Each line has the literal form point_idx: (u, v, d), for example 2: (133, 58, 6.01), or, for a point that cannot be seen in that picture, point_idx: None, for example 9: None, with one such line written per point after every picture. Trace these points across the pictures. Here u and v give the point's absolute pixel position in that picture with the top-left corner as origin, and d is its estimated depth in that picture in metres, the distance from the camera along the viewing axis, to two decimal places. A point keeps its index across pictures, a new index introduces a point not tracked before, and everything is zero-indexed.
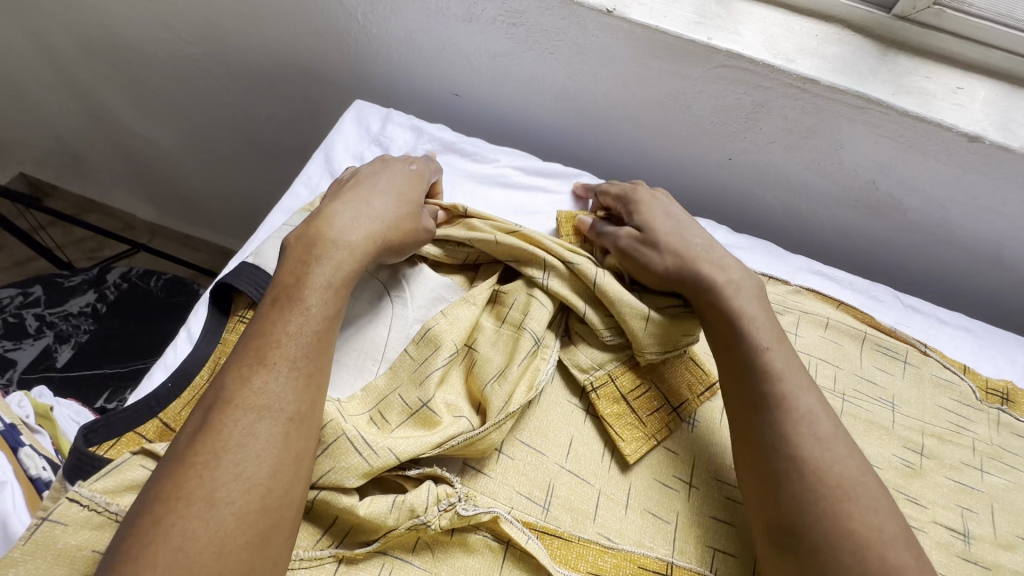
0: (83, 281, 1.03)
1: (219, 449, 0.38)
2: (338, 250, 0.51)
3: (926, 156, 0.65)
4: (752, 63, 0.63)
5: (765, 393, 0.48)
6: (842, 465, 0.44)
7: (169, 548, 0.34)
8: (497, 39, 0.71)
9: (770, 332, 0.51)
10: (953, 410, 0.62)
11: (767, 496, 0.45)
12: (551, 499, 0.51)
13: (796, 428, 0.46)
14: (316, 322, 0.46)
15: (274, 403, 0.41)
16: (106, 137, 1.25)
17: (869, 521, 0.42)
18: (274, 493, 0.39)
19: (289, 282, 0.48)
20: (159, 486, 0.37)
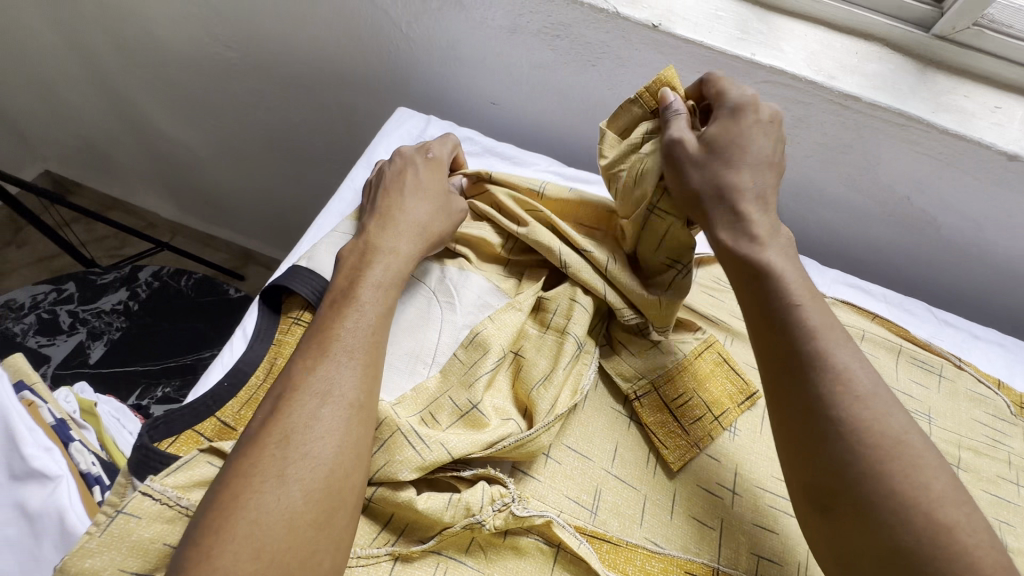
0: (116, 279, 1.04)
1: (288, 431, 0.39)
2: (387, 255, 0.52)
3: (963, 173, 0.66)
4: (795, 79, 0.64)
5: (803, 348, 0.43)
6: (888, 421, 0.40)
7: (243, 520, 0.35)
8: (541, 50, 0.72)
9: (804, 285, 0.46)
10: (989, 424, 0.62)
11: (806, 455, 0.41)
12: (599, 503, 0.51)
13: (833, 381, 0.41)
14: (372, 315, 0.47)
15: (336, 388, 0.41)
16: (136, 137, 1.26)
17: (921, 480, 0.38)
18: (338, 475, 0.39)
19: (346, 283, 0.50)
20: (230, 466, 0.38)
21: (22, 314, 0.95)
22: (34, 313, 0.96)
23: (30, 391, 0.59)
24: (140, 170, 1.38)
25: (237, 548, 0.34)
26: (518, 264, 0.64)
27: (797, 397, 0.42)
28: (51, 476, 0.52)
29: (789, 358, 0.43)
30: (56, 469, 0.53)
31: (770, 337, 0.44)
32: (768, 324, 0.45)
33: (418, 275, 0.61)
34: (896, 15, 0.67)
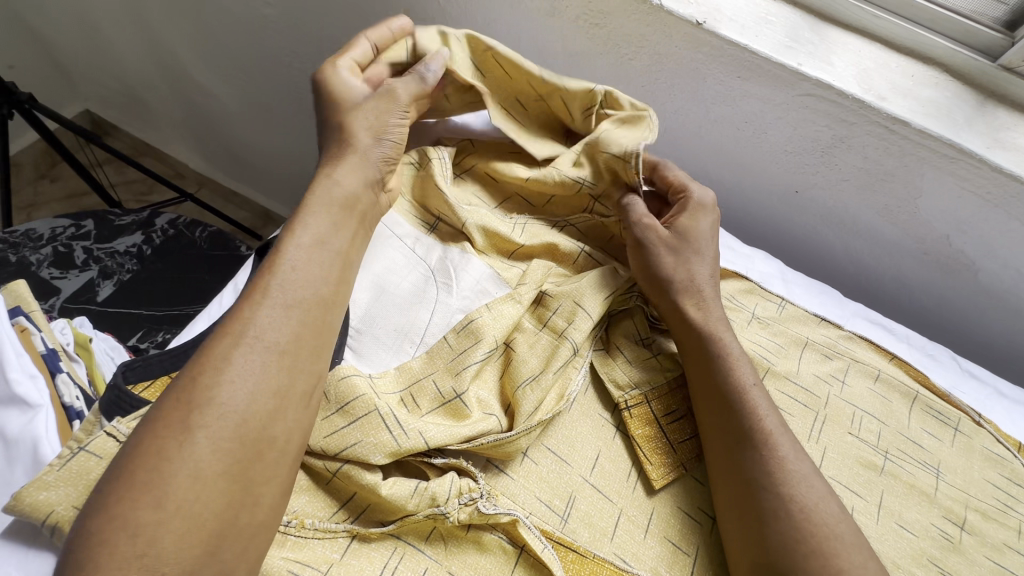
0: (133, 222, 1.05)
1: (197, 375, 0.38)
2: (326, 186, 0.51)
3: (1011, 217, 0.61)
4: (841, 96, 0.60)
5: (750, 427, 0.49)
6: (826, 501, 0.46)
7: (145, 467, 0.35)
8: (578, 38, 0.69)
9: (749, 368, 0.53)
10: (1002, 487, 0.58)
11: (753, 529, 0.45)
12: (571, 511, 0.49)
13: (785, 466, 0.47)
14: (306, 255, 0.46)
15: (255, 333, 0.40)
16: (172, 86, 1.28)
17: (854, 561, 0.43)
18: (252, 423, 0.38)
19: (286, 224, 0.48)
20: (147, 413, 0.38)
21: (39, 244, 0.97)
22: (51, 245, 0.98)
23: (25, 317, 0.60)
24: (174, 119, 1.40)
25: (139, 494, 0.34)
26: (522, 256, 0.62)
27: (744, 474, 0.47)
28: (32, 404, 0.52)
29: (737, 440, 0.49)
30: (38, 398, 0.53)
31: (718, 420, 0.51)
32: (724, 404, 0.51)
33: (419, 252, 0.60)
34: (962, 39, 0.62)
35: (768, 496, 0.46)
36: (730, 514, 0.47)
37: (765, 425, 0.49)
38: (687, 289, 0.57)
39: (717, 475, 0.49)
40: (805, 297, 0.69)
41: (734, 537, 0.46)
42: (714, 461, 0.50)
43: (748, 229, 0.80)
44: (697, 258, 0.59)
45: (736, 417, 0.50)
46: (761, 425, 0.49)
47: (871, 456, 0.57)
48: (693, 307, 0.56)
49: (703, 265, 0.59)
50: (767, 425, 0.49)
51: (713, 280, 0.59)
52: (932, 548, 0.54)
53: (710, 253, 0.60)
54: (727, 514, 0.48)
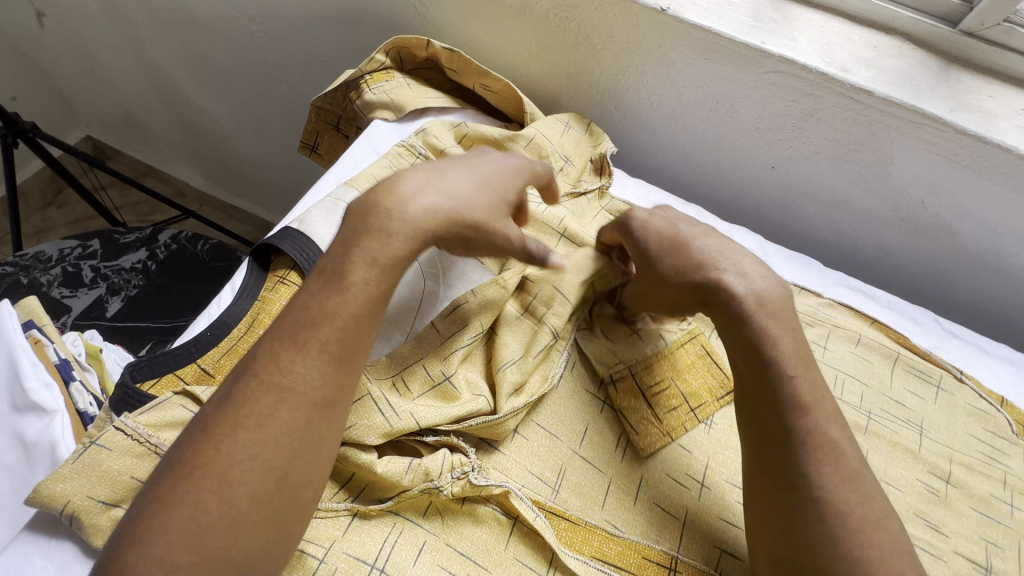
0: (137, 239, 1.09)
1: (241, 424, 0.38)
2: (396, 225, 0.45)
3: (981, 177, 0.63)
4: (805, 70, 0.62)
5: (791, 425, 0.46)
6: (867, 506, 0.44)
7: (180, 514, 0.35)
8: (549, 33, 0.72)
9: (794, 350, 0.48)
10: (986, 441, 0.60)
11: (783, 531, 0.44)
12: (562, 482, 0.51)
13: (824, 465, 0.45)
14: (357, 300, 0.43)
15: (298, 384, 0.40)
16: (169, 107, 1.32)
17: (891, 564, 0.42)
18: (292, 475, 0.39)
19: (339, 254, 0.45)
20: (186, 449, 0.38)
21: (49, 265, 1.01)
22: (60, 266, 1.01)
23: (37, 330, 0.63)
24: (172, 140, 1.44)
25: (171, 541, 0.35)
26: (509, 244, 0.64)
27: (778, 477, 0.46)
28: (47, 409, 0.55)
29: (775, 439, 0.46)
30: (53, 404, 0.56)
31: (756, 415, 0.48)
32: (767, 399, 0.47)
33: None
34: (922, 7, 0.64)
35: (805, 498, 0.44)
36: (760, 511, 0.46)
37: (809, 424, 0.46)
38: (709, 278, 0.51)
39: (748, 472, 0.48)
40: (786, 268, 0.71)
41: (762, 532, 0.46)
42: (750, 458, 0.48)
43: (728, 206, 0.81)
44: (690, 242, 0.53)
45: (776, 417, 0.47)
46: (804, 424, 0.46)
47: (854, 417, 0.59)
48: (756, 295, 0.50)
49: (707, 241, 0.53)
50: (809, 424, 0.46)
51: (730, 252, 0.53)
52: (919, 503, 0.55)
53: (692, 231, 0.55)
54: (756, 507, 0.47)
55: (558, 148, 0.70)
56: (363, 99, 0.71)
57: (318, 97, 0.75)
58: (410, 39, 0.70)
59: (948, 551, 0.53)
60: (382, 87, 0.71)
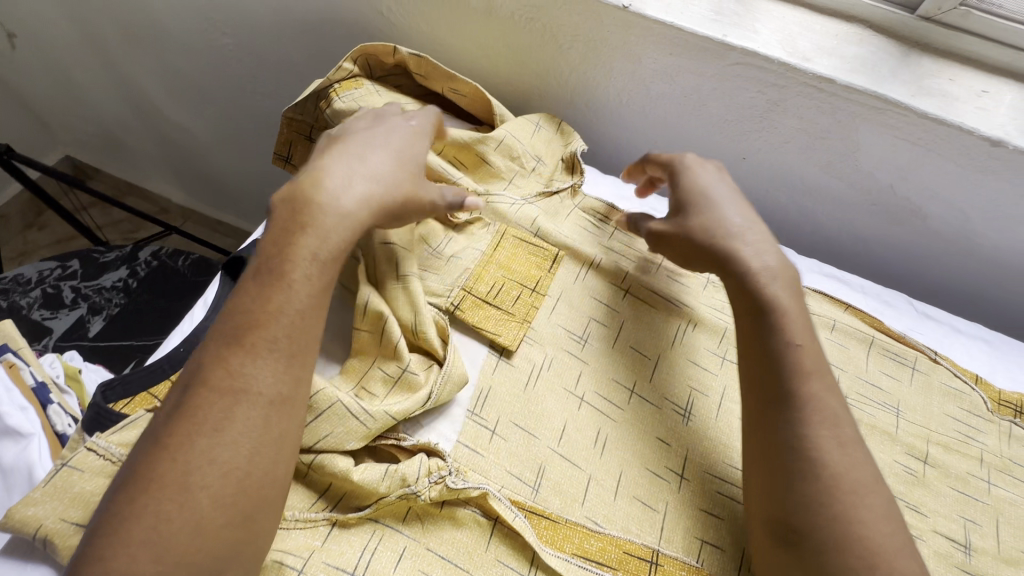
0: (117, 258, 1.08)
1: (192, 433, 0.38)
2: (329, 216, 0.47)
3: (946, 159, 0.63)
4: (767, 61, 0.62)
5: (788, 388, 0.47)
6: (859, 470, 0.44)
7: (140, 528, 0.35)
8: (516, 34, 0.72)
9: (806, 329, 0.50)
10: (962, 420, 0.60)
11: (777, 491, 0.44)
12: (541, 481, 0.52)
13: (821, 430, 0.45)
14: (303, 295, 0.44)
15: (252, 385, 0.40)
16: (145, 123, 1.31)
17: (879, 528, 0.42)
18: (255, 475, 0.38)
19: (275, 247, 0.46)
20: (139, 464, 0.37)
21: (29, 288, 1.00)
22: (40, 288, 1.00)
23: (12, 354, 0.62)
24: (151, 156, 1.43)
25: (134, 556, 0.34)
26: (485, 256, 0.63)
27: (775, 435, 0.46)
28: (24, 433, 0.55)
29: (775, 397, 0.47)
30: (30, 428, 0.56)
31: (756, 373, 0.49)
32: (763, 363, 0.49)
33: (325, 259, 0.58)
34: None
35: (797, 457, 0.44)
36: (758, 478, 0.46)
37: (804, 387, 0.47)
38: (727, 246, 0.54)
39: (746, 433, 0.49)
40: None
41: (757, 497, 0.46)
42: (749, 415, 0.49)
43: None
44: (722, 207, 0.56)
45: (779, 378, 0.47)
46: (801, 387, 0.47)
47: None
48: (739, 262, 0.53)
49: (732, 210, 0.56)
50: (809, 389, 0.47)
51: (752, 224, 0.55)
52: (897, 484, 0.56)
53: (729, 197, 0.57)
54: (754, 474, 0.47)
55: (529, 147, 0.71)
56: (333, 108, 0.70)
57: (289, 108, 0.75)
58: (378, 45, 0.70)
59: (927, 531, 0.54)
60: (351, 95, 0.70)
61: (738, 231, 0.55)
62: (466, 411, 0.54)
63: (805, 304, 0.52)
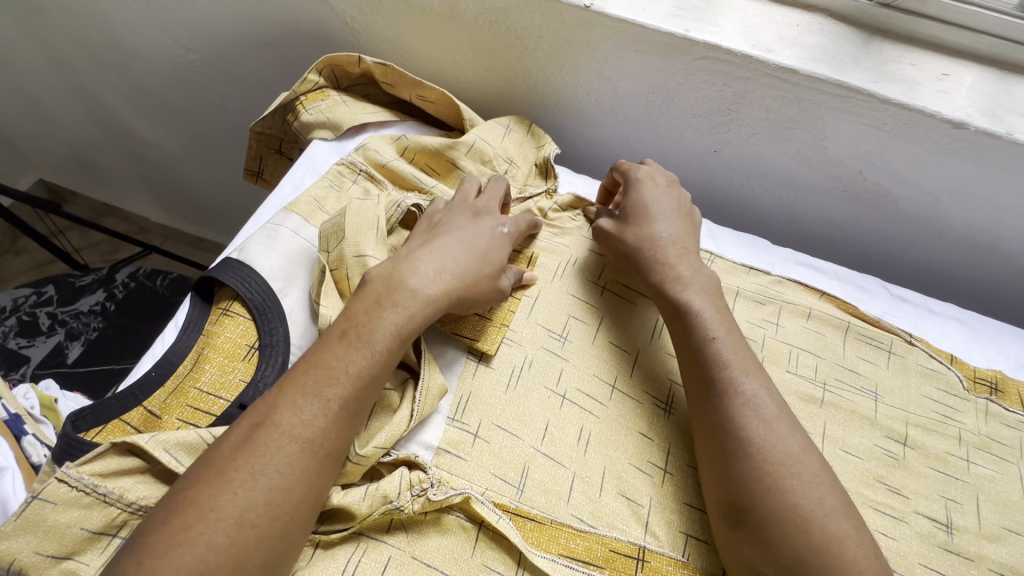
0: (93, 281, 1.06)
1: (256, 470, 0.40)
2: (413, 300, 0.50)
3: (912, 144, 0.64)
4: (730, 54, 0.63)
5: (713, 377, 0.51)
6: (785, 443, 0.46)
7: (190, 557, 0.36)
8: (481, 38, 0.72)
9: (721, 320, 0.54)
10: (939, 400, 0.61)
11: (721, 473, 0.47)
12: (525, 481, 0.51)
13: (744, 410, 0.48)
14: (374, 364, 0.47)
15: (313, 436, 0.43)
16: (118, 143, 1.29)
17: (809, 495, 0.44)
18: (295, 520, 0.41)
19: (361, 313, 0.48)
20: (196, 487, 0.39)
21: (3, 316, 0.97)
22: (14, 316, 0.97)
23: None
24: (127, 176, 1.41)
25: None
26: None
27: (709, 421, 0.49)
28: None
29: (702, 388, 0.51)
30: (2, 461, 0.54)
31: (685, 369, 0.53)
32: (691, 358, 0.53)
33: (291, 274, 0.58)
34: None
35: (730, 437, 0.47)
36: (706, 466, 0.49)
37: (726, 374, 0.50)
38: (648, 258, 0.60)
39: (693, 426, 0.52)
40: (733, 248, 0.71)
41: (708, 484, 0.49)
42: (689, 410, 0.52)
43: None
44: (653, 223, 0.62)
45: (704, 370, 0.51)
46: (721, 374, 0.50)
47: (810, 390, 0.60)
48: (660, 273, 0.59)
49: (663, 225, 0.62)
50: (729, 373, 0.50)
51: (679, 240, 0.61)
52: (878, 468, 0.56)
53: (663, 213, 0.63)
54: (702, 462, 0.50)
55: (500, 148, 0.70)
56: (300, 121, 0.70)
57: (256, 123, 0.73)
58: (341, 55, 0.70)
59: (910, 512, 0.54)
60: (318, 106, 0.70)
61: (665, 243, 0.61)
62: (446, 417, 0.53)
63: (722, 302, 0.57)
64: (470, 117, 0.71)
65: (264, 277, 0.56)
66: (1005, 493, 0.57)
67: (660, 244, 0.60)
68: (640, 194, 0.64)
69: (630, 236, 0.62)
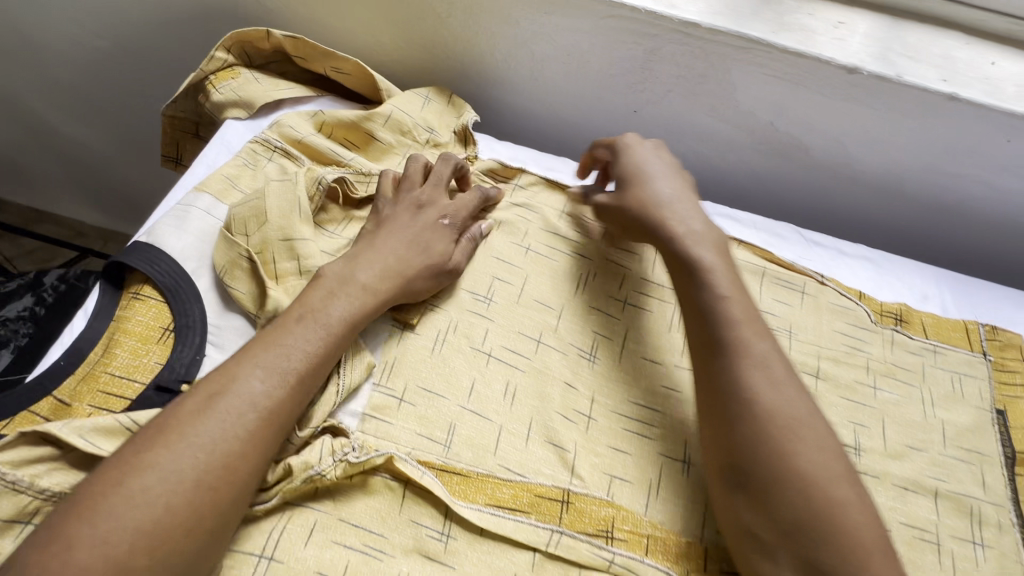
0: (20, 286, 1.02)
1: (208, 435, 0.41)
2: (362, 293, 0.52)
3: (814, 92, 0.66)
4: (635, 12, 0.64)
5: (721, 337, 0.50)
6: (792, 406, 0.47)
7: (145, 515, 0.37)
8: (394, 8, 0.71)
9: (727, 283, 0.54)
10: (849, 333, 0.65)
11: (722, 432, 0.47)
12: (452, 438, 0.52)
13: (753, 370, 0.48)
14: (320, 344, 0.48)
15: (263, 406, 0.44)
16: (38, 143, 1.22)
17: (812, 458, 0.44)
18: (245, 486, 0.42)
19: (315, 295, 0.50)
20: (141, 451, 0.39)
21: None
22: None
23: None
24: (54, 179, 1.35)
25: (132, 543, 0.36)
26: None
27: (713, 383, 0.49)
28: None
29: (713, 348, 0.50)
30: None
31: (693, 332, 0.53)
32: (698, 317, 0.52)
33: (205, 255, 0.56)
34: None
35: (733, 400, 0.47)
36: (706, 431, 0.50)
37: (737, 335, 0.50)
38: (658, 218, 0.59)
39: (698, 389, 0.51)
40: None
41: (709, 447, 0.49)
42: (694, 372, 0.52)
43: None
44: (653, 184, 0.62)
45: (710, 329, 0.51)
46: (735, 334, 0.50)
47: None
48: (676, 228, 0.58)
49: (664, 183, 0.62)
50: (738, 335, 0.50)
51: (681, 196, 0.61)
52: None
53: (660, 175, 0.63)
54: (704, 423, 0.50)
55: (420, 117, 0.70)
56: (212, 101, 0.68)
57: (167, 106, 0.71)
58: (250, 31, 0.68)
59: None
60: (229, 85, 0.68)
61: (668, 201, 0.60)
62: (373, 384, 0.54)
63: (733, 264, 0.56)
64: (388, 89, 0.71)
65: (175, 258, 0.55)
66: (908, 414, 0.61)
67: (665, 202, 0.60)
68: (631, 157, 0.64)
69: (630, 197, 0.61)
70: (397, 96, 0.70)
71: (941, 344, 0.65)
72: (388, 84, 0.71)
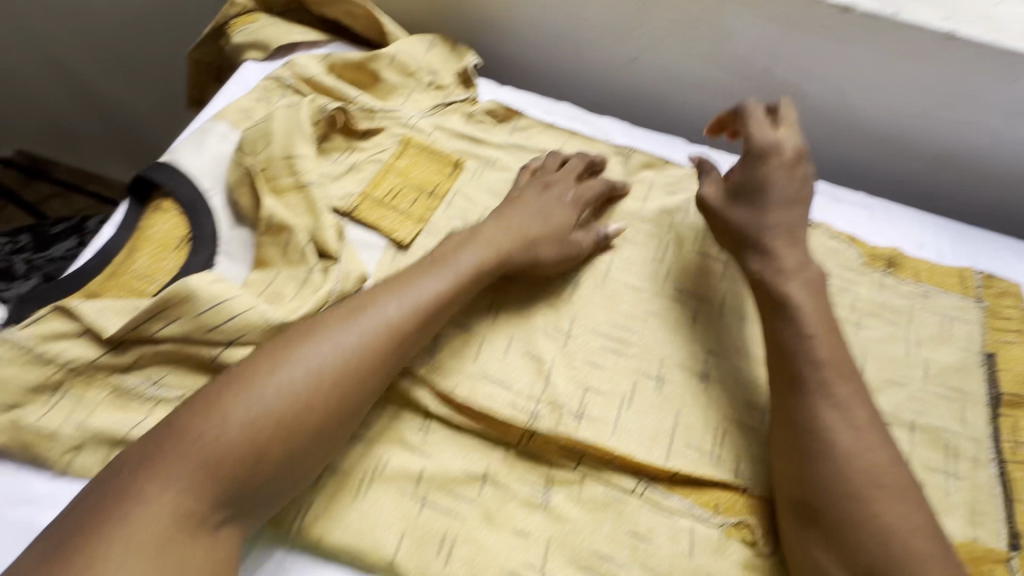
0: (66, 229, 1.11)
1: (340, 337, 0.45)
2: (483, 247, 0.55)
3: (808, 33, 0.67)
4: None
5: (803, 374, 0.49)
6: (874, 453, 0.45)
7: (280, 391, 0.43)
8: None
9: (818, 318, 0.52)
10: (836, 273, 0.65)
11: (797, 469, 0.47)
12: (436, 346, 0.55)
13: (833, 413, 0.47)
14: (444, 287, 0.51)
15: (390, 322, 0.47)
16: (85, 104, 1.31)
17: (893, 510, 0.43)
18: (357, 392, 0.45)
19: (447, 245, 0.55)
20: (283, 345, 0.45)
21: None
22: None
23: None
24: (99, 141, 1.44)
25: (268, 410, 0.42)
26: (395, 170, 0.65)
27: (788, 421, 0.48)
28: None
29: (790, 383, 0.49)
30: None
31: (773, 366, 0.51)
32: (779, 353, 0.51)
33: (218, 175, 0.62)
34: None
35: (813, 439, 0.46)
36: (780, 462, 0.48)
37: (819, 373, 0.48)
38: (758, 247, 0.57)
39: (772, 426, 0.50)
40: (650, 149, 0.75)
41: (782, 479, 0.48)
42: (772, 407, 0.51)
43: (607, 106, 0.85)
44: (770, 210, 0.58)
45: (793, 365, 0.50)
46: (814, 374, 0.49)
47: (711, 265, 0.64)
48: (760, 260, 0.56)
49: (779, 212, 0.58)
50: (824, 374, 0.48)
51: (792, 230, 0.57)
52: None
53: (782, 199, 0.58)
54: (777, 457, 0.49)
55: (424, 61, 0.74)
56: (233, 43, 0.74)
57: (193, 50, 0.76)
58: None
59: None
60: (248, 29, 0.73)
61: (776, 231, 0.57)
62: None
63: (824, 299, 0.54)
64: (394, 35, 0.74)
65: (191, 176, 0.60)
66: (891, 351, 0.61)
67: (768, 226, 0.57)
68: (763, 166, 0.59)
69: (738, 216, 0.59)
70: (404, 40, 0.74)
71: (932, 288, 0.65)
72: (395, 27, 0.75)
